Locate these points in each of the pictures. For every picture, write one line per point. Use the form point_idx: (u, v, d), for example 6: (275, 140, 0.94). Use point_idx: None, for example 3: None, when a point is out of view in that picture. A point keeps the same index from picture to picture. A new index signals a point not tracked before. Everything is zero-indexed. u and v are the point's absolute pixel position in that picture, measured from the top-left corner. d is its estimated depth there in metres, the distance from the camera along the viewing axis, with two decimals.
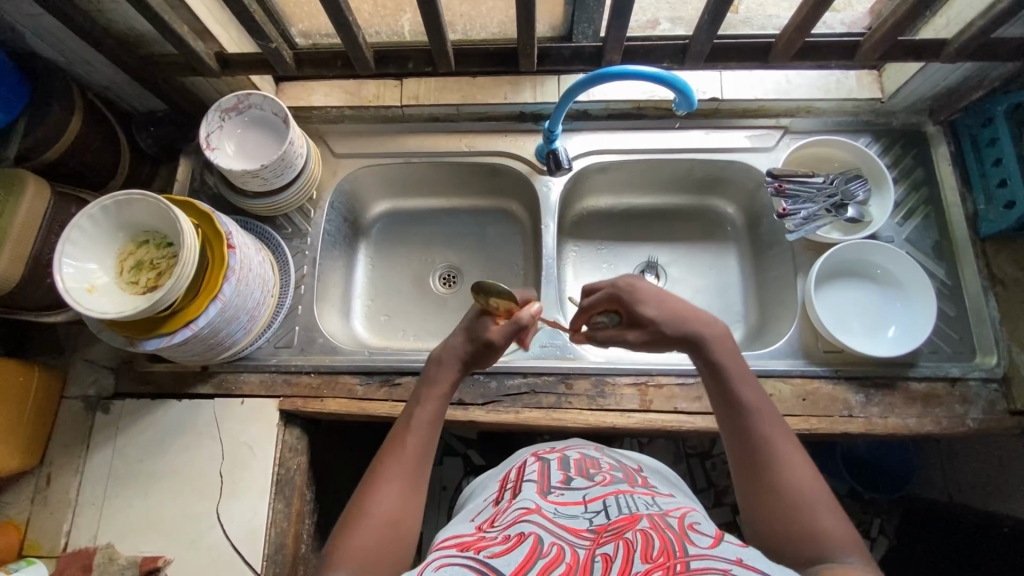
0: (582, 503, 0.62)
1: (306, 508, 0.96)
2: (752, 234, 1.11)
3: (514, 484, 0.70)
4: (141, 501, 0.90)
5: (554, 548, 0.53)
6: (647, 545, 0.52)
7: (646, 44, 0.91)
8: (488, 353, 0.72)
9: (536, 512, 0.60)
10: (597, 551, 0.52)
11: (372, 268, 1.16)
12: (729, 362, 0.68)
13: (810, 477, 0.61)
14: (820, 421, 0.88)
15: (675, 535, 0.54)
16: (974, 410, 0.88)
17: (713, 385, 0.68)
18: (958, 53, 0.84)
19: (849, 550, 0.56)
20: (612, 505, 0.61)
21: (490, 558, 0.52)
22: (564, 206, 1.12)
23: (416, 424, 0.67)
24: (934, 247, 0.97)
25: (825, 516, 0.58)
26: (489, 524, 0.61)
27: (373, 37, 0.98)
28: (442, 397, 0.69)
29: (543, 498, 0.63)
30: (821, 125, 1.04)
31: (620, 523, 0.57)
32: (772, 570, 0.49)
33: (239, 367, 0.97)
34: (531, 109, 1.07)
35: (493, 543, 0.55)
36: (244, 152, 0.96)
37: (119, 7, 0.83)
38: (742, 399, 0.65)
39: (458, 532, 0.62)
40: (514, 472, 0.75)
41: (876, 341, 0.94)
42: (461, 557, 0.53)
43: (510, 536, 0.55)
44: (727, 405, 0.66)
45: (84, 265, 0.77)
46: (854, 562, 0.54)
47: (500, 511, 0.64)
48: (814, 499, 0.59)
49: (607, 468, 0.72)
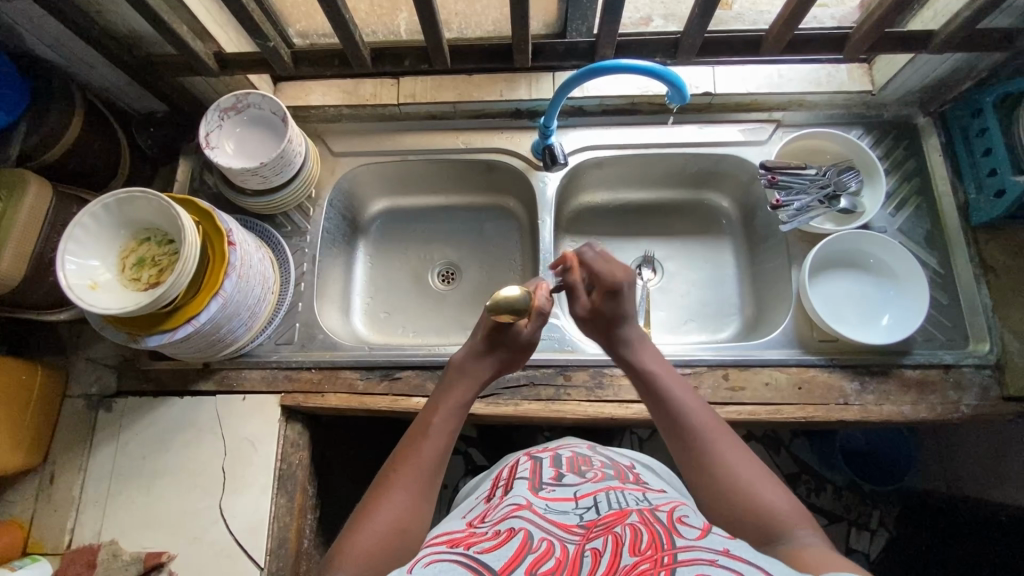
0: (573, 498, 0.63)
1: (308, 504, 0.97)
2: (747, 226, 1.12)
3: (506, 482, 0.72)
4: (144, 498, 0.91)
5: (544, 543, 0.54)
6: (636, 539, 0.52)
7: (640, 39, 0.92)
8: (514, 354, 0.77)
9: (527, 508, 0.61)
10: (586, 547, 0.53)
11: (371, 265, 1.17)
12: (655, 365, 0.74)
13: (752, 461, 0.62)
14: (816, 410, 0.89)
15: (663, 529, 0.54)
16: (968, 396, 0.89)
17: (644, 388, 0.72)
18: (945, 44, 0.85)
19: (803, 526, 0.56)
20: (602, 501, 0.62)
21: (481, 553, 0.53)
22: (561, 202, 1.13)
23: (435, 431, 0.68)
24: (926, 237, 0.99)
25: (772, 495, 0.59)
26: (479, 520, 0.62)
27: (370, 37, 1.00)
28: (464, 408, 0.72)
29: (534, 494, 0.64)
30: (813, 119, 1.06)
31: (610, 518, 0.58)
32: (759, 559, 0.50)
33: (241, 363, 0.98)
34: (527, 106, 1.08)
35: (483, 539, 0.56)
36: (244, 150, 0.97)
37: (119, 8, 0.84)
38: (676, 397, 0.69)
39: (450, 528, 0.63)
40: (506, 470, 0.77)
41: (871, 330, 0.95)
42: (451, 553, 0.54)
43: (500, 531, 0.57)
44: (664, 408, 0.68)
45: (85, 262, 0.78)
46: (806, 536, 0.55)
47: (492, 507, 0.65)
48: (756, 482, 0.60)
49: (599, 466, 0.73)
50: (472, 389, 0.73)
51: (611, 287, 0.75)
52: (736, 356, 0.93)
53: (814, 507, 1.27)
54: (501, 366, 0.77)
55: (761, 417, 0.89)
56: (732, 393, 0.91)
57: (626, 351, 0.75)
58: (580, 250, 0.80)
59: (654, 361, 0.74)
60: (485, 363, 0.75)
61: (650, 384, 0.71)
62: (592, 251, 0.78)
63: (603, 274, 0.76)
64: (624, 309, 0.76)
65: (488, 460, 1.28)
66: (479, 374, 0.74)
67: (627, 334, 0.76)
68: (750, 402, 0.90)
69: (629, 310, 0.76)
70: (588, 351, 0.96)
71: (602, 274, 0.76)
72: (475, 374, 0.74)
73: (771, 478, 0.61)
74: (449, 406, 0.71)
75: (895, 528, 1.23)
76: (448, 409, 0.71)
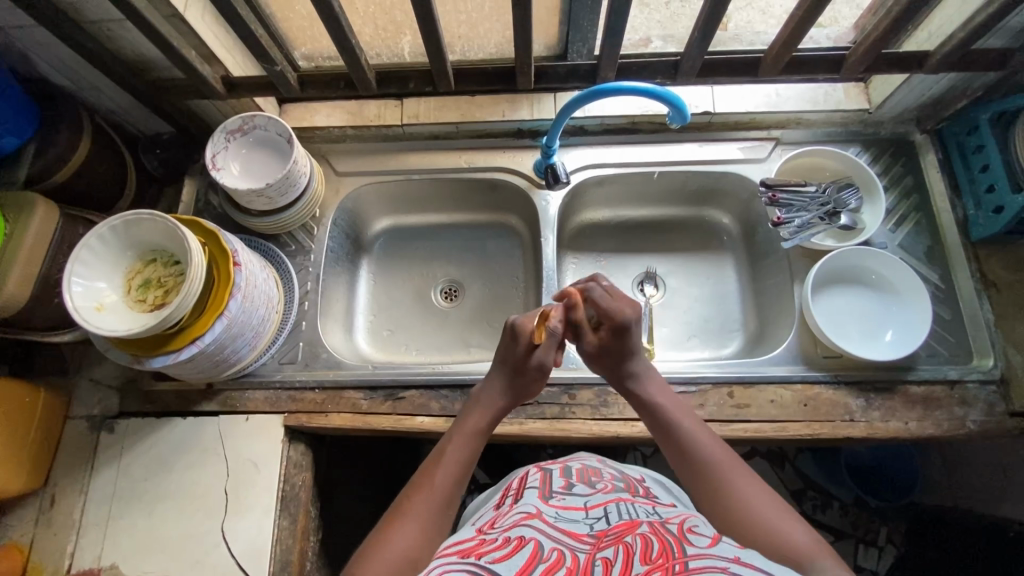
0: (583, 509, 0.63)
1: (312, 526, 0.95)
2: (748, 243, 1.13)
3: (516, 492, 0.71)
4: (145, 521, 0.90)
5: (554, 552, 0.54)
6: (647, 548, 0.53)
7: (639, 61, 0.94)
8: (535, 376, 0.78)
9: (537, 516, 0.60)
10: (597, 555, 0.53)
11: (374, 284, 1.18)
12: (662, 398, 0.75)
13: (765, 489, 0.63)
14: (822, 427, 0.89)
15: (674, 538, 0.55)
16: (974, 412, 0.89)
17: (651, 420, 0.74)
18: (941, 64, 0.86)
19: (817, 555, 0.55)
20: (612, 512, 0.62)
21: (492, 564, 0.52)
22: (563, 219, 1.14)
23: (446, 461, 0.69)
24: (927, 253, 0.99)
25: (785, 525, 0.59)
26: (489, 527, 0.62)
27: (374, 59, 1.01)
28: (486, 437, 0.74)
29: (543, 502, 0.64)
30: (811, 137, 1.07)
31: (620, 528, 0.58)
32: (771, 568, 0.50)
33: (244, 383, 0.97)
34: (529, 125, 1.10)
35: (493, 548, 0.55)
36: (249, 171, 0.98)
37: (129, 34, 0.85)
38: (684, 427, 0.70)
39: (460, 538, 0.62)
40: (517, 480, 0.76)
41: (876, 346, 0.95)
42: (462, 564, 0.53)
43: (510, 540, 0.56)
44: (672, 436, 0.70)
45: (93, 284, 0.78)
46: (825, 564, 0.54)
47: (501, 515, 0.65)
48: (770, 511, 0.60)
49: (609, 478, 0.73)
50: (488, 416, 0.75)
51: (618, 323, 0.77)
52: (741, 373, 0.93)
53: (820, 524, 1.26)
54: (517, 400, 0.78)
55: (767, 434, 0.89)
56: (738, 410, 0.90)
57: (633, 384, 0.77)
58: (584, 285, 0.82)
59: (662, 394, 0.76)
60: (499, 390, 0.77)
61: (658, 415, 0.73)
62: (598, 286, 0.81)
63: (611, 310, 0.78)
64: (624, 343, 0.77)
65: (491, 480, 1.27)
66: (494, 402, 0.77)
67: (636, 367, 0.78)
68: (755, 419, 0.90)
69: (635, 344, 0.78)
70: (593, 369, 0.96)
71: (609, 309, 0.78)
72: (488, 403, 0.76)
73: (783, 506, 0.61)
74: (462, 434, 0.72)
75: (904, 546, 1.22)
76: (466, 436, 0.72)
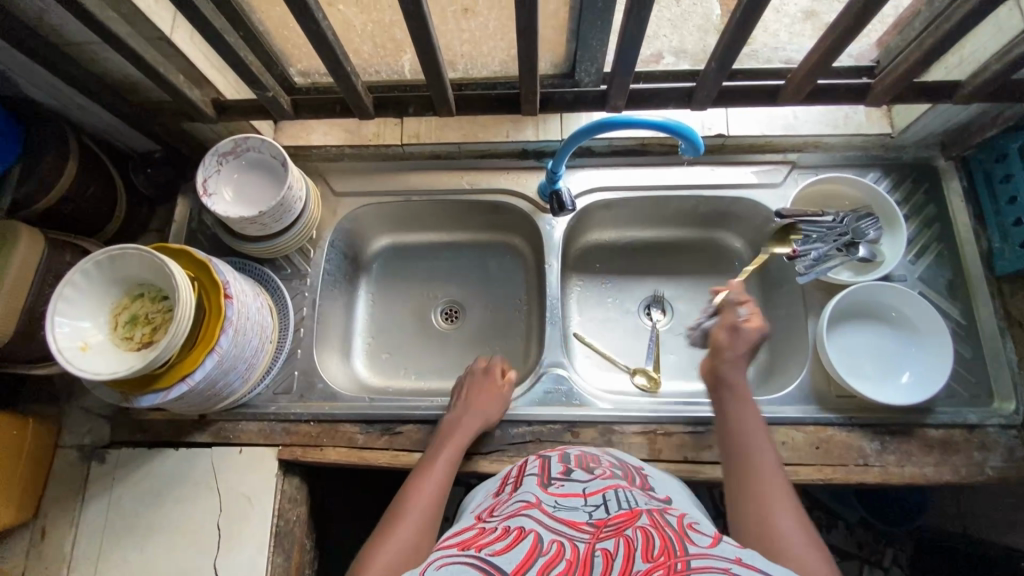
0: (582, 496, 0.60)
1: (306, 558, 0.93)
2: (760, 270, 1.09)
3: (514, 479, 0.68)
4: (136, 555, 0.88)
5: (554, 544, 0.51)
6: (648, 543, 0.50)
7: (653, 87, 0.89)
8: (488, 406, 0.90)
9: (536, 506, 0.58)
10: (597, 546, 0.51)
11: (372, 304, 1.14)
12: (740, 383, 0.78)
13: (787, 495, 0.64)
14: (834, 472, 0.86)
15: (675, 534, 0.52)
16: (993, 458, 0.85)
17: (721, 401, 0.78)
18: (973, 95, 0.81)
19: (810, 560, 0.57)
20: (611, 499, 0.59)
21: (492, 556, 0.50)
22: (568, 241, 1.10)
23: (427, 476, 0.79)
24: (948, 287, 0.95)
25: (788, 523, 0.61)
26: (489, 516, 0.60)
27: (372, 75, 0.96)
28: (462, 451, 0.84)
29: (543, 491, 0.61)
30: (829, 161, 1.02)
31: (620, 518, 0.55)
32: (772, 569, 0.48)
33: (238, 414, 0.95)
34: (533, 146, 1.06)
35: (493, 539, 0.53)
36: (242, 196, 0.94)
37: (113, 57, 0.81)
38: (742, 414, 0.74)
39: (459, 528, 0.59)
40: (514, 469, 0.72)
41: (888, 387, 0.91)
42: (461, 555, 0.50)
43: (510, 531, 0.53)
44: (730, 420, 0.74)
45: (77, 323, 0.75)
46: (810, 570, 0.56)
47: (500, 503, 0.62)
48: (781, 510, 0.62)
49: (607, 464, 0.69)
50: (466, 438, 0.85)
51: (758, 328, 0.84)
52: None
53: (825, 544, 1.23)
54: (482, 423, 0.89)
55: None
56: None
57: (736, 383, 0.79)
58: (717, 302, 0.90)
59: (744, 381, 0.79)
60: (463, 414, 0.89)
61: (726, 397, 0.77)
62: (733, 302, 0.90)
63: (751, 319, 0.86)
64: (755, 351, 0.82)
65: None
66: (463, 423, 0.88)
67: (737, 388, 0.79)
68: None
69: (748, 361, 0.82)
70: (598, 407, 0.93)
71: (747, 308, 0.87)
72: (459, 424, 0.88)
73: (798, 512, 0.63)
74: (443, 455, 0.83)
75: (910, 569, 1.20)
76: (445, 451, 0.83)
